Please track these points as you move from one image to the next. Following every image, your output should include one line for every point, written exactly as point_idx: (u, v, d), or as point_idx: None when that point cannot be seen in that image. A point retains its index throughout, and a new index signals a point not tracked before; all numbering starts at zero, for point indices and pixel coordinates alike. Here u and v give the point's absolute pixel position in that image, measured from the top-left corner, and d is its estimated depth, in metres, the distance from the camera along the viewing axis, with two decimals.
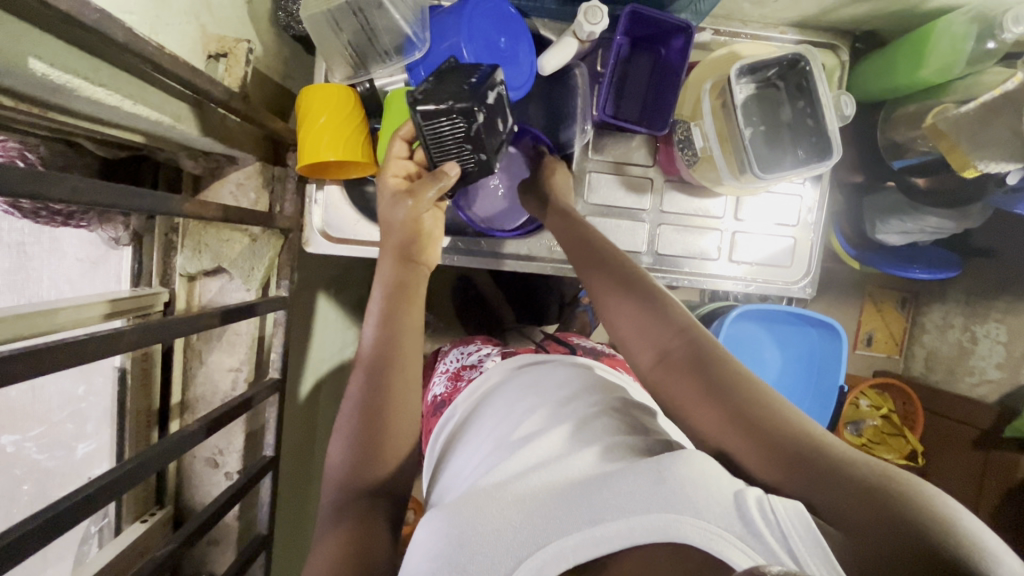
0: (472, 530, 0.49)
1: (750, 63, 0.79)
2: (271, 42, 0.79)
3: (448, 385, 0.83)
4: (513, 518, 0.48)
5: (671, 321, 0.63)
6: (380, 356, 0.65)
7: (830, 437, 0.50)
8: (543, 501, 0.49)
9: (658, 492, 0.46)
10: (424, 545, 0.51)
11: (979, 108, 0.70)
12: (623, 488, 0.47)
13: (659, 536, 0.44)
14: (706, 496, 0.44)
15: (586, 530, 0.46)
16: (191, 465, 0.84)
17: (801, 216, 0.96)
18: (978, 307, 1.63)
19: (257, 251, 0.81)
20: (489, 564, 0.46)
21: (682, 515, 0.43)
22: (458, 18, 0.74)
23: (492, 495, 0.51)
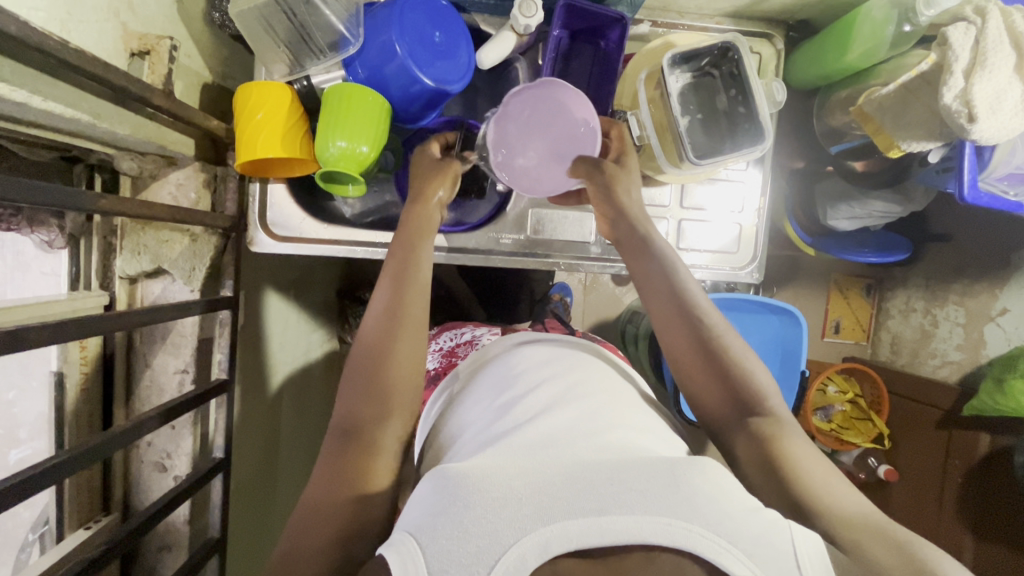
0: (474, 490, 0.49)
1: (683, 52, 0.81)
2: (206, 42, 0.79)
3: (441, 361, 0.99)
4: (518, 489, 0.49)
5: (718, 356, 0.69)
6: (368, 355, 0.65)
7: (846, 497, 0.60)
8: (542, 483, 0.50)
9: (672, 499, 0.49)
10: (423, 503, 0.52)
11: (898, 90, 0.72)
12: (636, 488, 0.49)
13: (667, 538, 0.46)
14: (712, 513, 0.48)
15: (593, 518, 0.47)
16: (138, 469, 0.83)
17: (746, 203, 0.98)
18: (937, 291, 1.67)
19: (199, 252, 0.81)
20: (490, 528, 0.46)
21: (689, 523, 0.47)
22: (389, 12, 0.75)
23: (499, 466, 0.53)
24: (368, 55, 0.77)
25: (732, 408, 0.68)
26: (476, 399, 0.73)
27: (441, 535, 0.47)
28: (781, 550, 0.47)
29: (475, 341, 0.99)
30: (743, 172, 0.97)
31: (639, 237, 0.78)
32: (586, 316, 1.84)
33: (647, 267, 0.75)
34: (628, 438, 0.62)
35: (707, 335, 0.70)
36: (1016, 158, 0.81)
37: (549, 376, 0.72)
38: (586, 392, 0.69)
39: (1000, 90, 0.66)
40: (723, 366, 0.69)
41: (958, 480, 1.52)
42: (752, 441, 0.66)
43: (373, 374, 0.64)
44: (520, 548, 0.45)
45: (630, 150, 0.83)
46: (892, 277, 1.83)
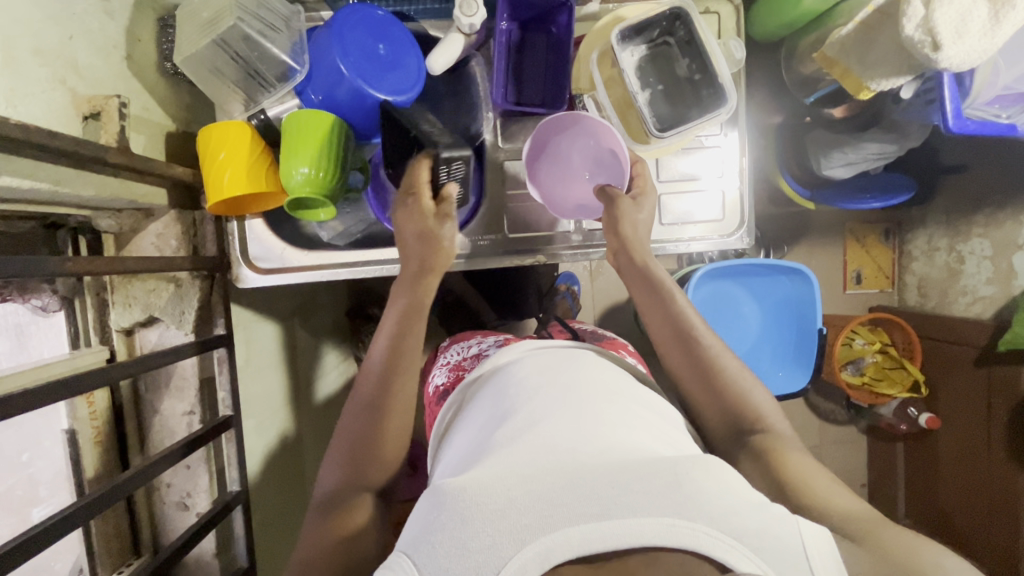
0: (471, 504, 0.51)
1: (632, 26, 0.79)
2: (163, 92, 0.80)
3: (448, 376, 0.99)
4: (515, 498, 0.50)
5: (716, 383, 0.75)
6: (372, 393, 0.68)
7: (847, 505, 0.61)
8: (543, 489, 0.51)
9: (676, 498, 0.50)
10: (421, 519, 0.53)
11: (857, 28, 0.70)
12: (636, 489, 0.51)
13: (671, 539, 0.48)
14: (714, 508, 0.50)
15: (596, 523, 0.48)
16: (162, 510, 0.86)
17: (726, 169, 0.95)
18: (959, 225, 1.61)
19: (185, 296, 0.82)
20: (489, 542, 0.48)
21: (694, 522, 0.49)
22: (329, 36, 0.76)
23: (494, 476, 0.53)
24: (318, 80, 0.78)
25: (721, 420, 0.74)
26: (473, 408, 0.73)
27: (438, 554, 0.49)
28: (789, 545, 0.49)
29: (482, 354, 0.98)
30: (720, 137, 0.94)
31: (636, 268, 0.81)
32: (597, 303, 1.82)
33: (651, 298, 0.80)
34: (627, 432, 0.61)
35: (697, 355, 0.76)
36: (1001, 78, 0.77)
37: (541, 376, 0.71)
38: (579, 390, 0.68)
39: (965, 12, 0.62)
40: (714, 383, 0.75)
41: (1004, 418, 1.46)
42: (749, 453, 0.70)
43: (373, 417, 0.67)
44: (521, 558, 0.47)
45: (651, 188, 0.84)
46: (909, 218, 1.76)
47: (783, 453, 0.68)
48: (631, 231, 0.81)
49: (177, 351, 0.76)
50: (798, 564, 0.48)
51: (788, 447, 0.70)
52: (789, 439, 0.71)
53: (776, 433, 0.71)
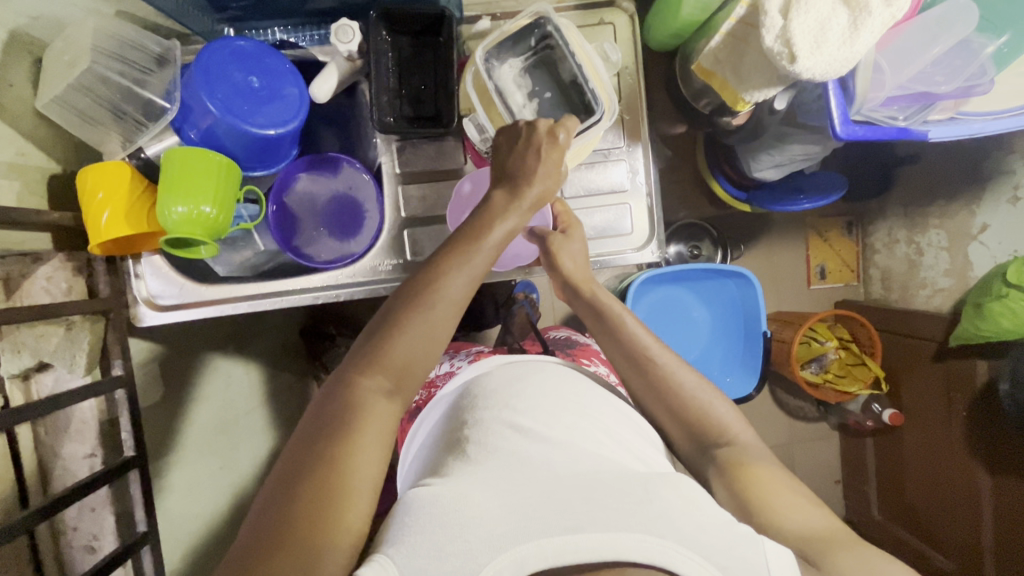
0: (448, 512, 0.53)
1: (500, 44, 0.78)
2: (43, 134, 0.79)
3: (420, 394, 0.97)
4: (492, 510, 0.53)
5: (681, 404, 0.76)
6: (383, 329, 0.61)
7: (800, 528, 0.63)
8: (518, 504, 0.54)
9: (647, 516, 0.54)
10: (397, 521, 0.55)
11: (724, 39, 0.68)
12: (610, 508, 0.54)
13: (641, 554, 0.51)
14: (681, 526, 0.54)
15: (568, 535, 0.51)
16: (69, 554, 0.86)
17: (629, 181, 0.92)
18: (916, 217, 1.58)
19: (75, 339, 0.82)
20: (466, 548, 0.51)
21: (663, 539, 0.52)
22: (196, 75, 0.75)
23: (471, 488, 0.56)
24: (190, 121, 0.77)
25: (688, 439, 0.76)
26: (447, 424, 0.74)
27: (416, 557, 0.51)
28: (749, 561, 0.53)
29: (453, 371, 0.96)
30: (623, 151, 0.91)
31: (584, 301, 0.84)
32: (557, 310, 1.81)
33: (600, 331, 0.82)
34: (596, 447, 0.65)
35: (656, 377, 0.77)
36: (886, 81, 0.76)
37: (521, 387, 0.73)
38: (555, 403, 0.70)
39: (823, 21, 0.59)
40: (675, 402, 0.76)
41: (963, 412, 1.43)
42: (718, 471, 0.71)
43: (379, 364, 0.59)
44: (495, 565, 0.50)
45: (575, 222, 0.88)
46: (870, 210, 1.73)
47: (750, 467, 0.69)
48: (569, 265, 0.85)
49: (68, 394, 0.76)
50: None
51: (753, 459, 0.71)
52: (754, 450, 0.72)
53: (743, 446, 0.72)
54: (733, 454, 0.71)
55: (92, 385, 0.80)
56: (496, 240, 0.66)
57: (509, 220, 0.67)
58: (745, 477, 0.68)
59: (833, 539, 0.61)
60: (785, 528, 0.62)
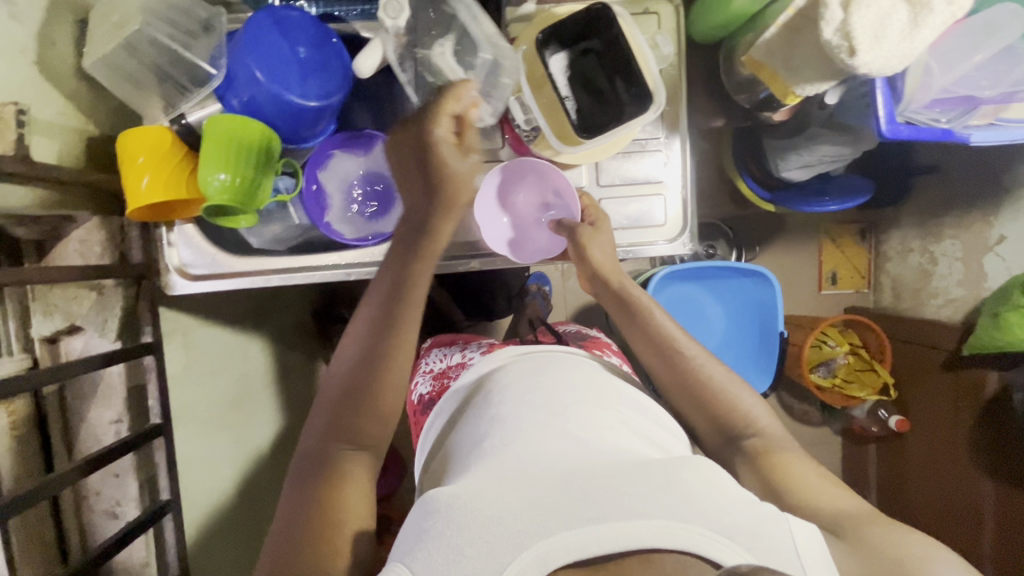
0: (466, 511, 0.51)
1: (552, 29, 0.79)
2: (83, 96, 0.79)
3: (432, 385, 0.97)
4: (511, 505, 0.51)
5: (706, 395, 0.76)
6: (347, 390, 0.67)
7: (834, 509, 0.62)
8: (537, 495, 0.52)
9: (668, 499, 0.51)
10: (416, 527, 0.53)
11: (780, 31, 0.67)
12: (630, 492, 0.51)
13: (667, 540, 0.48)
14: (708, 510, 0.51)
15: (590, 527, 0.48)
16: (90, 518, 0.86)
17: (665, 173, 0.92)
18: (931, 226, 1.60)
19: (108, 303, 0.82)
20: (487, 548, 0.48)
21: (687, 523, 0.49)
22: (244, 41, 0.75)
23: (488, 484, 0.54)
24: (235, 86, 0.77)
25: (715, 432, 0.76)
26: (465, 423, 0.73)
27: (435, 561, 0.48)
28: (781, 544, 0.50)
29: (465, 362, 0.95)
30: (661, 142, 0.91)
31: (613, 292, 0.85)
32: (569, 302, 1.81)
33: (628, 321, 0.83)
34: (613, 439, 0.63)
35: (681, 367, 0.78)
36: (936, 82, 0.75)
37: (535, 385, 0.72)
38: (566, 399, 0.69)
39: (883, 16, 0.59)
40: (703, 392, 0.76)
41: (970, 420, 1.44)
42: (748, 460, 0.71)
43: (343, 422, 0.66)
44: (518, 565, 0.47)
45: (603, 215, 0.88)
46: (885, 219, 1.75)
47: (775, 456, 0.70)
48: (600, 257, 0.85)
49: (94, 360, 0.74)
50: (786, 559, 0.49)
51: (778, 448, 0.71)
52: (780, 441, 0.72)
53: (769, 437, 0.72)
54: (760, 445, 0.72)
55: (122, 349, 0.79)
56: (422, 282, 0.71)
57: (424, 266, 0.72)
58: (775, 464, 0.69)
59: (867, 516, 0.60)
60: (821, 510, 0.61)
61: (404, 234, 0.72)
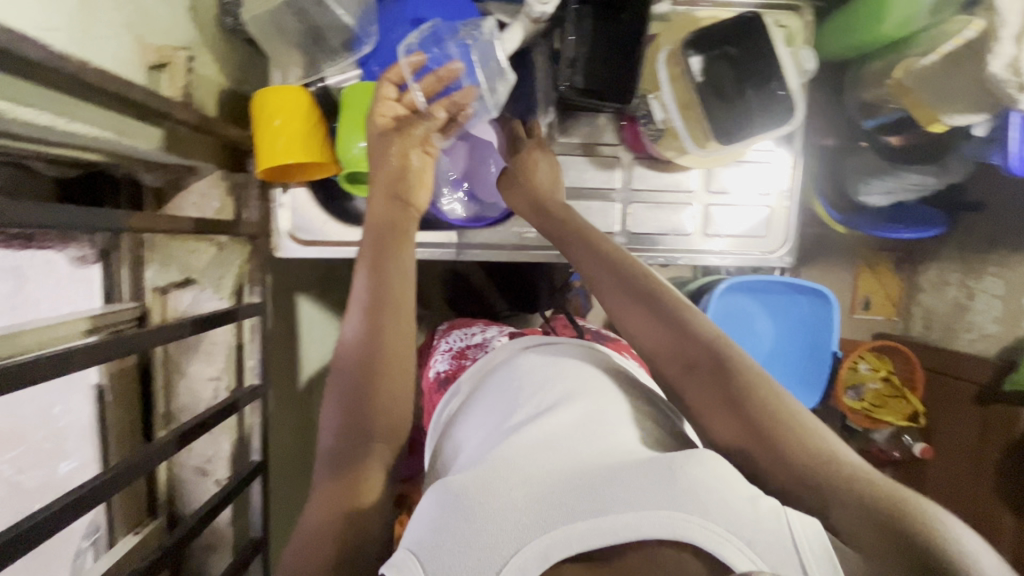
0: (472, 502, 0.44)
1: (702, 31, 0.79)
2: (222, 49, 0.78)
3: (450, 363, 0.84)
4: (516, 498, 0.44)
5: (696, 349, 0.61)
6: (360, 358, 0.56)
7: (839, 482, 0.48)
8: (544, 489, 0.45)
9: (668, 490, 0.43)
10: (418, 521, 0.47)
11: (940, 60, 0.69)
12: (630, 482, 0.44)
13: (664, 532, 0.41)
14: (714, 501, 0.42)
15: (593, 520, 0.43)
16: (181, 473, 0.85)
17: (774, 185, 0.94)
18: (973, 262, 1.54)
19: (226, 258, 0.82)
20: (490, 541, 0.42)
21: (689, 516, 0.41)
22: (402, 7, 0.75)
23: (494, 470, 0.48)
24: (384, 54, 0.76)
25: (671, 349, 0.57)
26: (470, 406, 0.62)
27: (439, 554, 0.42)
28: (774, 536, 0.40)
29: (486, 342, 0.85)
30: (771, 152, 0.93)
31: (557, 219, 0.71)
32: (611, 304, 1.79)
33: (576, 243, 0.68)
34: (626, 421, 0.54)
35: (639, 283, 0.61)
36: None
37: (546, 367, 0.61)
38: (582, 385, 0.58)
39: None
40: (661, 310, 0.59)
41: (997, 455, 1.41)
42: (716, 400, 0.53)
43: (352, 410, 0.54)
44: (519, 562, 0.42)
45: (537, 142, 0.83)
46: (923, 249, 1.71)
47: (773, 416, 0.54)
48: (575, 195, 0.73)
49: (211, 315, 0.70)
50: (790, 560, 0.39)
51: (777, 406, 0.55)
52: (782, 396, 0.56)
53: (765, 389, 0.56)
54: (790, 430, 0.49)
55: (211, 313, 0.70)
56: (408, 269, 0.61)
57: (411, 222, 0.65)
58: None
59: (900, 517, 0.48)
60: (855, 475, 0.44)
61: (382, 213, 0.64)
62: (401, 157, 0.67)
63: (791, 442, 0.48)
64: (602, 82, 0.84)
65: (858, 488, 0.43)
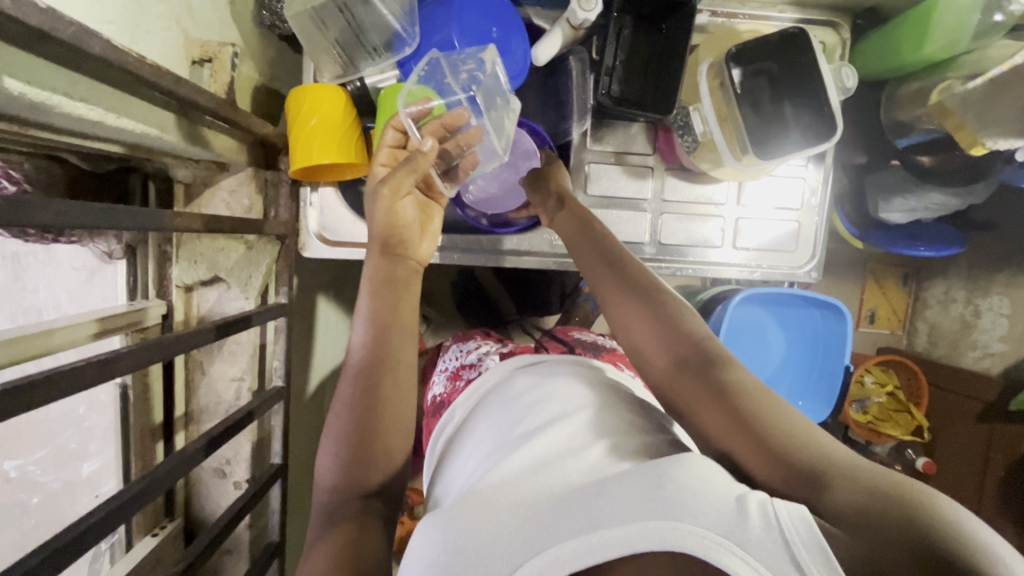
0: (465, 532, 0.45)
1: (746, 44, 0.79)
2: (257, 44, 0.76)
3: (447, 385, 0.84)
4: (504, 524, 0.44)
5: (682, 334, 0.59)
6: (367, 366, 0.60)
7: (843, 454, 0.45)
8: (531, 511, 0.45)
9: (657, 499, 0.41)
10: (421, 552, 0.47)
11: (985, 84, 0.68)
12: (618, 495, 0.43)
13: (653, 542, 0.39)
14: (705, 504, 0.40)
15: (581, 538, 0.41)
16: (199, 476, 0.83)
17: (804, 200, 0.94)
18: (979, 281, 1.56)
19: (255, 259, 0.79)
20: (483, 574, 0.42)
21: (681, 523, 0.39)
22: (447, 9, 0.75)
23: (484, 499, 0.48)
24: (424, 54, 0.76)
25: (662, 347, 0.59)
26: (476, 429, 0.63)
27: None
28: (769, 536, 0.37)
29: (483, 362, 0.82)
30: (802, 168, 0.93)
31: (580, 223, 0.73)
32: None
33: (587, 249, 0.70)
34: (616, 435, 0.54)
35: (640, 280, 0.64)
36: None
37: (542, 388, 0.62)
38: (575, 401, 0.59)
39: None
40: (672, 320, 0.60)
41: (1000, 473, 1.40)
42: (712, 399, 0.53)
43: (360, 431, 0.58)
44: None
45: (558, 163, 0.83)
46: (929, 268, 1.72)
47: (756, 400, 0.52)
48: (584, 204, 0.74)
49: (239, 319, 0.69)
50: (793, 567, 0.35)
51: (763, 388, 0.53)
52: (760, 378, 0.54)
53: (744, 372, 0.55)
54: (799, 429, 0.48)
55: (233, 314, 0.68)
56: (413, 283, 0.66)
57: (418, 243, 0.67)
58: None
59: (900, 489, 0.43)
60: (845, 475, 0.43)
61: (382, 268, 0.64)
62: (389, 210, 0.64)
63: (786, 445, 0.47)
64: (639, 93, 0.85)
65: (856, 483, 0.42)
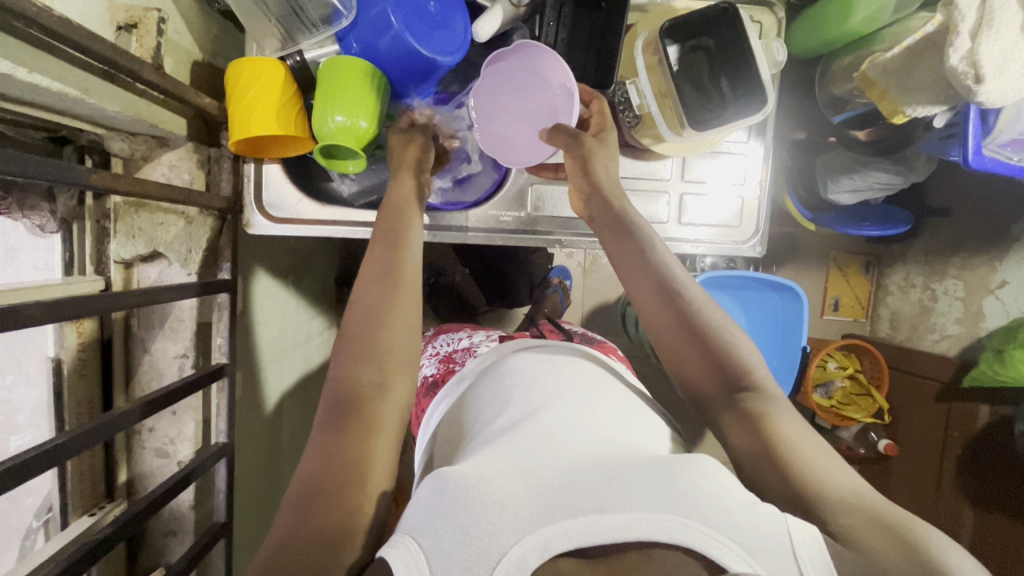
0: (471, 493, 0.49)
1: (677, 20, 0.82)
2: (197, 20, 0.77)
3: (438, 367, 0.89)
4: (517, 492, 0.50)
5: (711, 351, 0.65)
6: (374, 305, 0.63)
7: (849, 486, 0.55)
8: (543, 485, 0.51)
9: (669, 495, 0.49)
10: (420, 507, 0.51)
11: (903, 53, 0.72)
12: (631, 485, 0.50)
13: (664, 534, 0.46)
14: (711, 505, 0.48)
15: (591, 517, 0.47)
16: (142, 455, 0.82)
17: (746, 175, 0.96)
18: (935, 265, 1.52)
19: (194, 234, 0.79)
20: (490, 529, 0.46)
21: (688, 519, 0.47)
22: None
23: (494, 469, 0.53)
24: (361, 28, 0.74)
25: (698, 360, 0.65)
26: (475, 411, 0.68)
27: (440, 538, 0.46)
28: (777, 543, 0.46)
29: (473, 348, 0.88)
30: (744, 144, 0.96)
31: (613, 213, 0.74)
32: (586, 301, 1.67)
33: (627, 248, 0.72)
34: (620, 429, 0.61)
35: (670, 284, 0.68)
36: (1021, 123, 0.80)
37: (541, 375, 0.68)
38: (574, 390, 0.66)
39: (1007, 50, 0.64)
40: (709, 344, 0.65)
41: (956, 452, 1.40)
42: (740, 418, 0.61)
43: (363, 358, 0.60)
44: (520, 548, 0.45)
45: (610, 124, 0.81)
46: (890, 253, 1.68)
47: (773, 418, 0.60)
48: (604, 173, 0.76)
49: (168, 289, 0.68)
50: (784, 559, 0.45)
51: (779, 410, 0.61)
52: (781, 403, 0.62)
53: (766, 392, 0.63)
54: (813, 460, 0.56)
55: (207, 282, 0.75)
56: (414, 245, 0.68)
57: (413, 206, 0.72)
58: None
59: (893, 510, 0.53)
60: (848, 500, 0.53)
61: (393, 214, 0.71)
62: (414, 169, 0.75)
63: (807, 473, 0.55)
64: (579, 69, 0.86)
65: (866, 514, 0.51)
